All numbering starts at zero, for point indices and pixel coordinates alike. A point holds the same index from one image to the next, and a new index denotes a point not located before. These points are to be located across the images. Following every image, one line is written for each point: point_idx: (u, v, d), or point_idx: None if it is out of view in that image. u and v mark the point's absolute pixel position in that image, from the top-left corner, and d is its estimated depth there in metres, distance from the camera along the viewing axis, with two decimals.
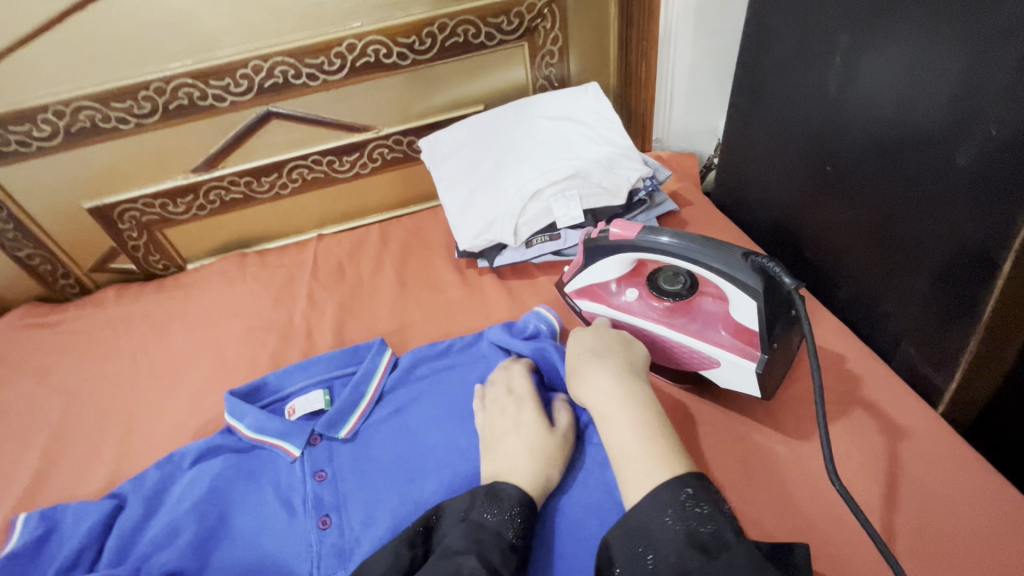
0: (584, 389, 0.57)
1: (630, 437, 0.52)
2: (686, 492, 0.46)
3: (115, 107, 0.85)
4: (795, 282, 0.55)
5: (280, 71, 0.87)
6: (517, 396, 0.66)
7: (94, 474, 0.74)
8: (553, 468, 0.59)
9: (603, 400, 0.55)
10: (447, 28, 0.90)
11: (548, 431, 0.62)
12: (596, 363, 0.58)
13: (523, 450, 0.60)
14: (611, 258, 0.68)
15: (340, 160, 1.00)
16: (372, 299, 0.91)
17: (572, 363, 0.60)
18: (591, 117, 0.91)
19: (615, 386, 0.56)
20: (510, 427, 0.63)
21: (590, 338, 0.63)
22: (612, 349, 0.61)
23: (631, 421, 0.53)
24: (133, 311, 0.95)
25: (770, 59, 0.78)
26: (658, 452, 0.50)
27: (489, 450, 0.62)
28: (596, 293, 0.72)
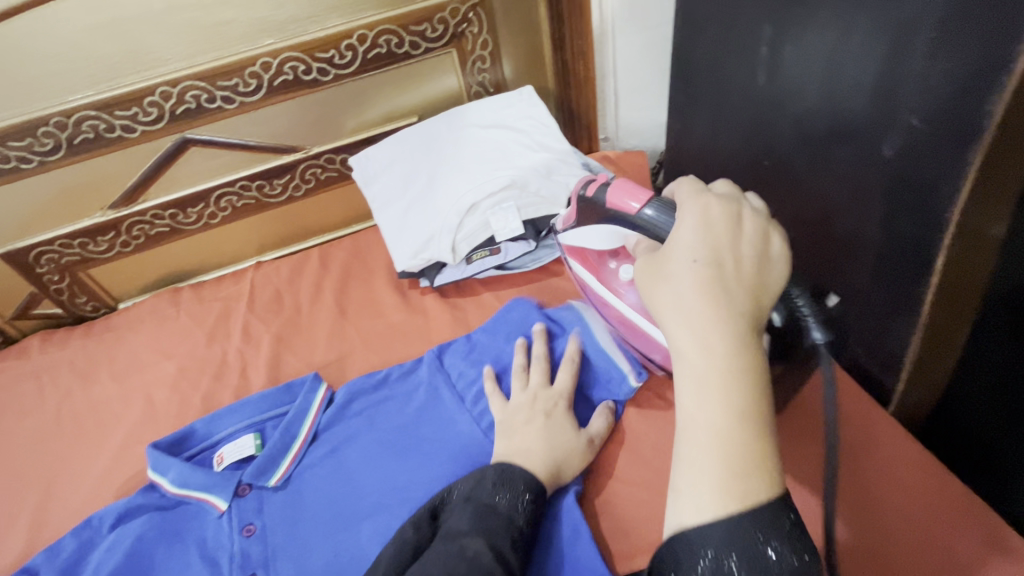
0: (684, 327, 0.40)
1: (729, 428, 0.37)
2: (790, 518, 0.36)
3: (14, 146, 0.79)
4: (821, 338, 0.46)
5: (191, 96, 0.82)
6: (555, 392, 0.63)
7: (10, 545, 0.68)
8: (569, 462, 0.58)
9: (712, 360, 0.38)
10: (367, 40, 0.86)
11: (574, 430, 0.60)
12: (718, 297, 0.39)
13: (544, 436, 0.58)
14: (602, 225, 0.62)
15: (271, 184, 0.95)
16: (310, 329, 0.86)
17: (681, 279, 0.41)
18: (525, 123, 0.88)
19: (729, 349, 0.39)
20: (536, 415, 0.61)
21: (719, 246, 0.42)
22: (740, 275, 0.41)
23: (735, 405, 0.38)
24: (59, 360, 0.90)
25: (701, 50, 0.75)
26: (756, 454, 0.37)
27: (509, 428, 0.60)
28: (588, 259, 0.68)
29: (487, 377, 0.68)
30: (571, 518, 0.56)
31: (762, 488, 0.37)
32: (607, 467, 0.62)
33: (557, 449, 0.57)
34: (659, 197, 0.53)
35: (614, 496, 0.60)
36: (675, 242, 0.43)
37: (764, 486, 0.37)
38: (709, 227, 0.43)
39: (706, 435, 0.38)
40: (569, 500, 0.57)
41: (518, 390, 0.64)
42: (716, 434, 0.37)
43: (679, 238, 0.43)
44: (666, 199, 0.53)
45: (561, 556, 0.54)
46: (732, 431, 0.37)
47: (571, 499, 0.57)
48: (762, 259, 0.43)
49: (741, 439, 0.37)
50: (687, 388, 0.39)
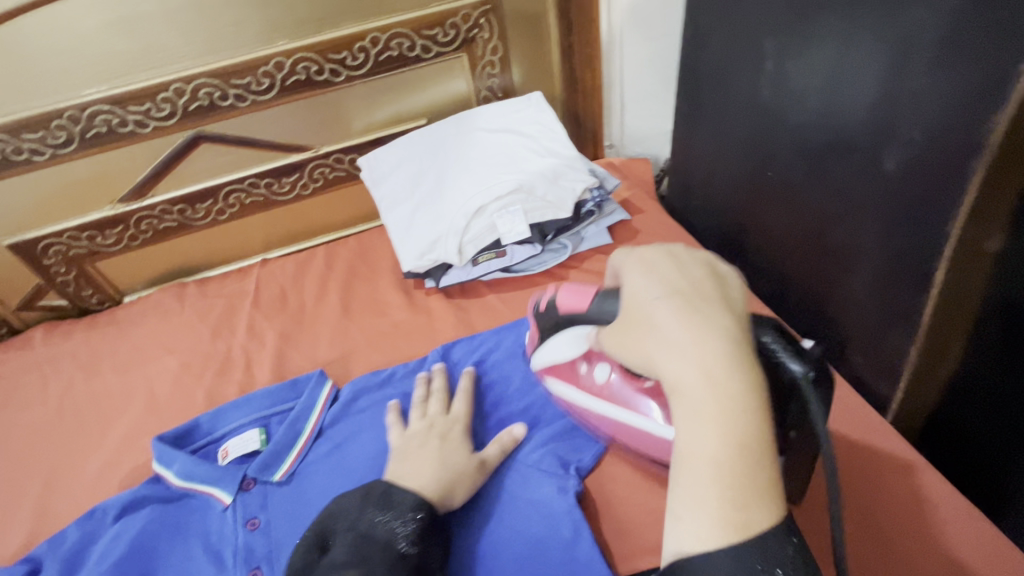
0: (672, 365, 0.39)
1: (727, 456, 0.36)
2: (792, 542, 0.36)
3: (27, 138, 0.80)
4: (798, 371, 0.41)
5: (204, 93, 0.83)
6: (452, 418, 0.65)
7: (10, 535, 0.68)
8: (460, 482, 0.58)
9: (702, 389, 0.37)
10: (379, 42, 0.87)
11: (466, 452, 0.61)
12: (692, 328, 0.39)
13: (434, 458, 0.59)
14: (565, 331, 0.58)
15: (279, 182, 0.96)
16: (315, 327, 0.87)
17: (654, 321, 0.40)
18: (533, 128, 0.89)
19: (721, 372, 0.37)
20: (431, 438, 0.62)
21: (674, 279, 0.42)
22: (705, 300, 0.40)
23: (733, 428, 0.36)
24: (63, 351, 0.90)
25: (707, 61, 0.77)
26: (756, 483, 0.36)
27: (399, 454, 0.60)
28: (561, 371, 0.61)
29: (428, 376, 0.71)
30: (571, 518, 0.56)
31: (764, 513, 0.36)
32: (609, 469, 0.62)
33: (446, 468, 0.58)
34: (603, 288, 0.52)
35: (616, 498, 0.60)
36: (630, 288, 0.44)
37: (762, 517, 0.36)
38: (655, 268, 0.43)
39: (703, 466, 0.37)
40: (565, 500, 0.58)
41: (416, 418, 0.66)
42: (715, 463, 0.36)
43: (633, 285, 0.44)
44: (609, 290, 0.50)
45: (560, 558, 0.54)
46: (728, 457, 0.36)
47: (569, 500, 0.58)
48: (722, 283, 0.43)
49: (740, 465, 0.36)
50: (687, 424, 0.38)
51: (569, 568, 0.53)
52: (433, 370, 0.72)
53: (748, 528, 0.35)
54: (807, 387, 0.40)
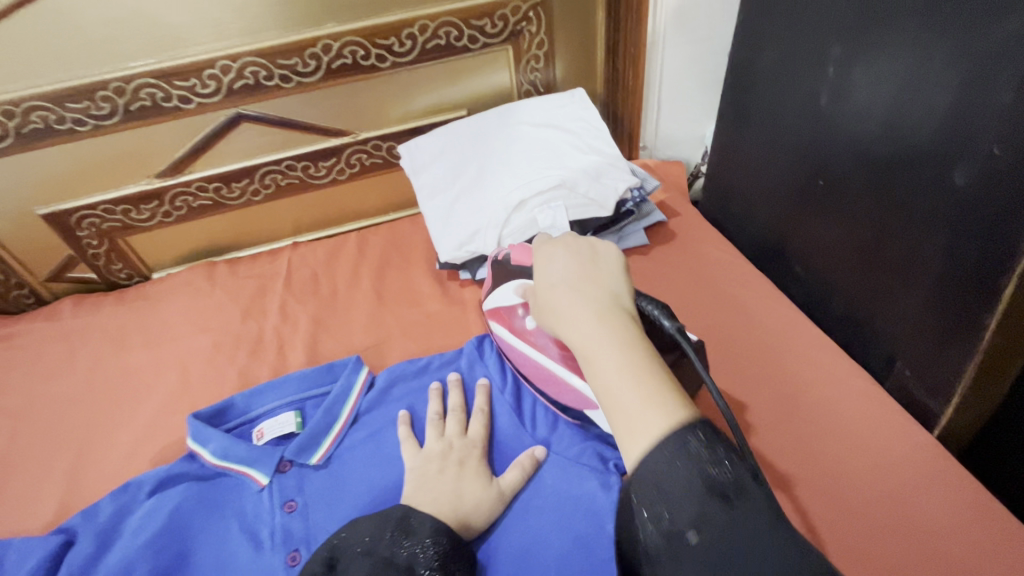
0: (568, 331, 0.48)
1: (615, 382, 0.43)
2: (696, 438, 0.38)
3: (71, 108, 0.79)
4: (671, 324, 0.51)
5: (250, 72, 0.83)
6: (469, 441, 0.63)
7: (40, 506, 0.68)
8: (479, 512, 0.56)
9: (587, 339, 0.46)
10: (428, 30, 0.87)
11: (486, 482, 0.59)
12: (574, 299, 0.49)
13: (451, 489, 0.57)
14: (513, 282, 0.68)
15: (316, 166, 0.95)
16: (348, 313, 0.86)
17: (549, 301, 0.51)
18: (577, 125, 0.88)
19: (597, 323, 0.46)
20: (448, 466, 0.60)
21: (559, 266, 0.53)
22: (590, 279, 0.51)
23: (618, 359, 0.43)
24: (92, 324, 0.90)
25: (761, 67, 0.77)
26: (645, 395, 0.41)
27: (414, 481, 0.58)
28: (503, 316, 0.68)
29: (454, 386, 0.69)
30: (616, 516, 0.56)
31: (659, 415, 0.40)
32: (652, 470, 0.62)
33: (463, 499, 0.56)
34: None
35: None
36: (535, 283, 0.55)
37: (660, 419, 0.40)
38: (549, 260, 0.54)
39: (605, 398, 0.43)
40: (608, 498, 0.56)
41: (433, 438, 0.63)
42: (607, 391, 0.43)
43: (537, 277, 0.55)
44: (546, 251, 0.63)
45: (602, 557, 0.53)
46: (617, 383, 0.43)
47: (612, 498, 0.57)
48: (600, 261, 0.53)
49: (629, 385, 0.42)
50: (587, 371, 0.46)
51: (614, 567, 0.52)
52: (450, 382, 0.70)
53: (647, 434, 0.39)
54: (678, 335, 0.50)
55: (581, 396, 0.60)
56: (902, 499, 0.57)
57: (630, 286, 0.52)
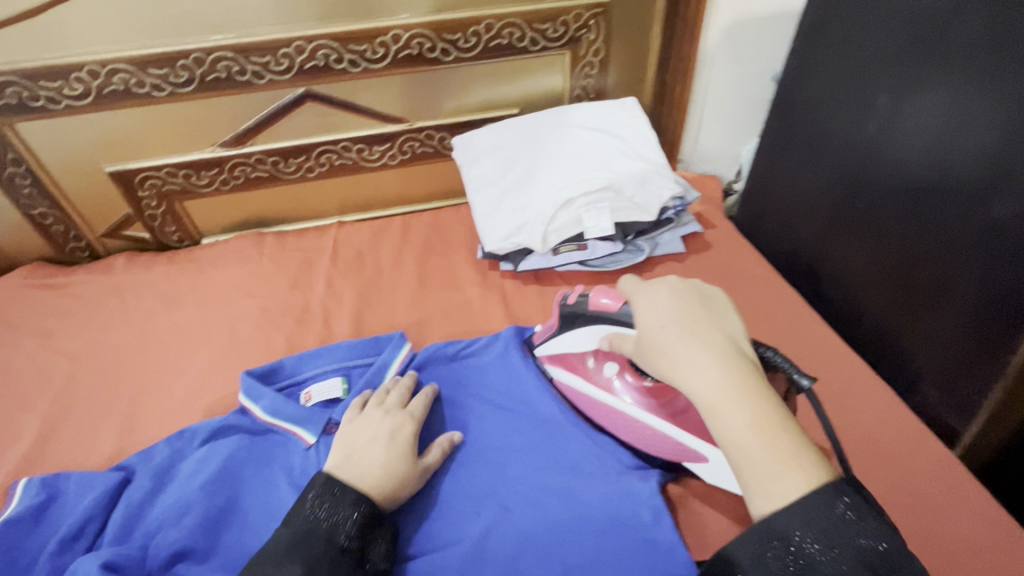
0: (690, 376, 0.49)
1: (747, 438, 0.46)
2: (844, 503, 0.43)
3: (151, 73, 0.83)
4: (803, 380, 0.54)
5: (321, 54, 0.87)
6: (407, 413, 0.65)
7: (97, 445, 0.72)
8: (402, 486, 0.59)
9: (712, 390, 0.48)
10: (492, 29, 0.90)
11: (411, 459, 0.61)
12: (692, 345, 0.50)
13: (380, 461, 0.59)
14: (587, 327, 0.67)
15: (370, 149, 0.99)
16: (392, 292, 0.90)
17: (661, 343, 0.52)
18: (627, 132, 0.92)
19: (722, 374, 0.48)
20: (380, 437, 0.61)
21: (670, 309, 0.54)
22: (701, 323, 0.53)
23: (751, 415, 0.46)
24: (145, 280, 0.94)
25: (809, 92, 0.80)
26: (785, 455, 0.45)
27: (346, 451, 0.60)
28: (571, 364, 0.70)
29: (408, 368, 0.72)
30: (650, 504, 0.59)
31: (797, 482, 0.44)
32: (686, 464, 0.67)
33: (388, 472, 0.59)
34: None
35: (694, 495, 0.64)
36: (641, 318, 0.55)
37: (801, 481, 0.44)
38: (656, 299, 0.55)
39: (736, 454, 0.46)
40: (648, 485, 0.60)
41: (372, 409, 0.65)
42: (738, 447, 0.46)
43: (645, 314, 0.55)
44: None
45: (637, 537, 0.57)
46: (749, 439, 0.46)
47: (649, 486, 0.60)
48: (707, 302, 0.55)
49: (761, 439, 0.46)
50: (711, 421, 0.48)
51: (648, 548, 0.56)
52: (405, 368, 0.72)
53: (785, 495, 0.43)
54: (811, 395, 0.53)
55: (679, 446, 0.61)
56: (918, 509, 0.60)
57: (739, 326, 0.54)
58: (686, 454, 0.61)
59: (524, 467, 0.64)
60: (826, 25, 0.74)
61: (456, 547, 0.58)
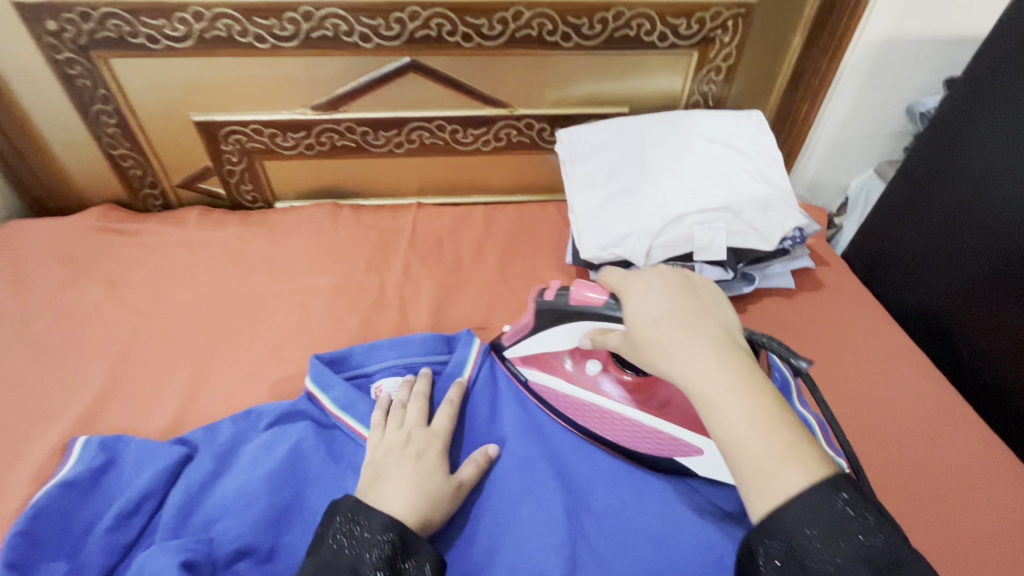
0: (683, 368, 0.44)
1: (744, 434, 0.40)
2: (842, 497, 0.37)
3: (257, 23, 0.78)
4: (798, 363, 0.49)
5: (435, 23, 0.80)
6: (431, 433, 0.59)
7: (160, 409, 0.68)
8: (439, 510, 0.53)
9: (708, 382, 0.43)
10: (621, 18, 0.83)
11: (445, 476, 0.55)
12: (687, 337, 0.45)
13: (410, 480, 0.53)
14: (564, 325, 0.62)
15: (465, 132, 0.93)
16: (471, 286, 0.84)
17: (651, 334, 0.47)
18: (752, 148, 0.83)
19: (719, 365, 0.43)
20: (407, 456, 0.56)
21: (665, 299, 0.49)
22: (698, 314, 0.47)
23: (747, 408, 0.41)
24: (215, 238, 0.89)
25: (980, 136, 0.73)
26: (784, 448, 0.39)
27: (373, 477, 0.53)
28: (547, 363, 0.67)
29: (456, 384, 0.65)
30: None
31: (798, 475, 0.38)
32: None
33: (424, 494, 0.52)
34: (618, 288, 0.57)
35: None
36: (630, 311, 0.50)
37: (801, 475, 0.38)
38: (648, 290, 0.50)
39: (732, 451, 0.41)
40: None
41: (393, 427, 0.59)
42: (737, 444, 0.40)
43: (637, 304, 0.50)
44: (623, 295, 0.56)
45: None
46: (749, 436, 0.40)
47: None
48: (701, 294, 0.50)
49: (762, 437, 0.40)
50: (705, 417, 0.43)
51: None
52: (419, 374, 0.65)
53: (785, 491, 0.38)
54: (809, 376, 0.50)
55: (671, 439, 0.61)
56: None
57: (733, 313, 0.50)
58: (679, 448, 0.61)
59: (608, 513, 0.58)
60: (1007, 70, 0.69)
61: None
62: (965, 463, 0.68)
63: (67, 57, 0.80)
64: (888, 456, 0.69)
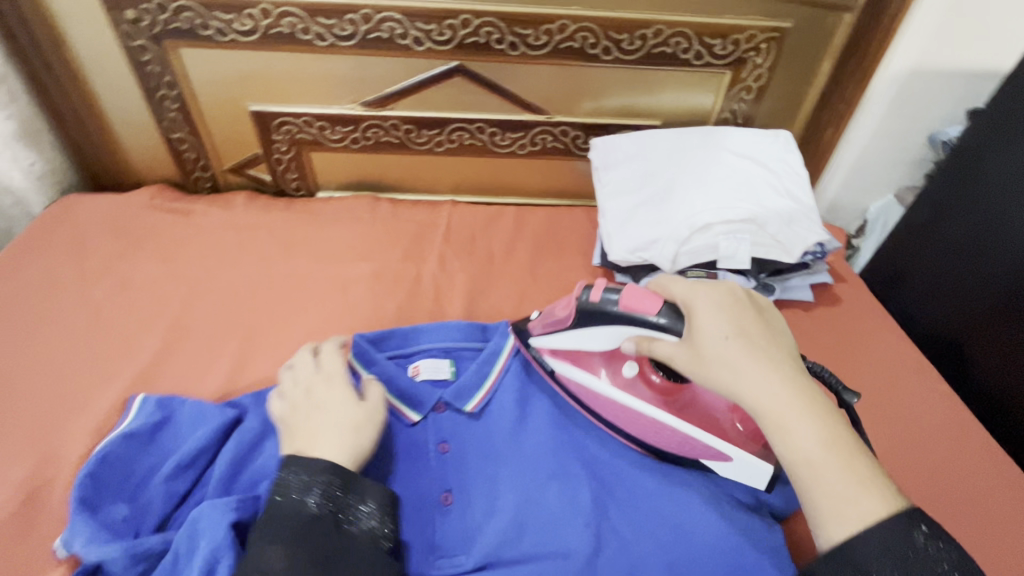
0: (757, 391, 0.48)
1: (819, 457, 0.45)
2: (921, 530, 0.41)
3: (320, 22, 0.83)
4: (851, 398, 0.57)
5: (484, 31, 0.85)
6: (325, 377, 0.63)
7: (211, 376, 0.73)
8: (366, 432, 0.58)
9: (783, 405, 0.47)
10: (660, 35, 0.87)
11: (350, 403, 0.60)
12: (761, 362, 0.49)
13: (324, 422, 0.58)
14: (608, 327, 0.63)
15: (503, 135, 0.98)
16: (503, 281, 0.89)
17: (723, 354, 0.50)
18: (779, 165, 0.87)
19: (792, 391, 0.48)
20: (309, 406, 0.60)
21: (732, 320, 0.53)
22: (764, 338, 0.52)
23: (821, 434, 0.46)
24: (261, 222, 0.94)
25: (1002, 167, 0.76)
26: (860, 475, 0.44)
27: (287, 432, 0.58)
28: (580, 358, 0.68)
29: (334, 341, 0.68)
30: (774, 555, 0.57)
31: (877, 501, 0.43)
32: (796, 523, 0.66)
33: (340, 428, 0.57)
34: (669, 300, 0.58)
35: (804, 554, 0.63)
36: (696, 326, 0.53)
37: (877, 501, 0.43)
38: (715, 310, 0.54)
39: (806, 472, 0.45)
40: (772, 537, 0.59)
41: (289, 389, 0.62)
42: (809, 464, 0.45)
43: (702, 321, 0.53)
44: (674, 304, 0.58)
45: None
46: (821, 458, 0.45)
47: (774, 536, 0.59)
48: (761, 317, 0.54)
49: (836, 462, 0.45)
50: (777, 438, 0.47)
51: None
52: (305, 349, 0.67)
53: (864, 515, 0.42)
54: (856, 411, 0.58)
55: (698, 445, 0.62)
56: None
57: (790, 337, 0.54)
58: (706, 453, 0.62)
59: (630, 499, 0.61)
60: None
61: (568, 560, 0.57)
62: (973, 476, 0.71)
63: (140, 44, 0.86)
64: (899, 463, 0.72)
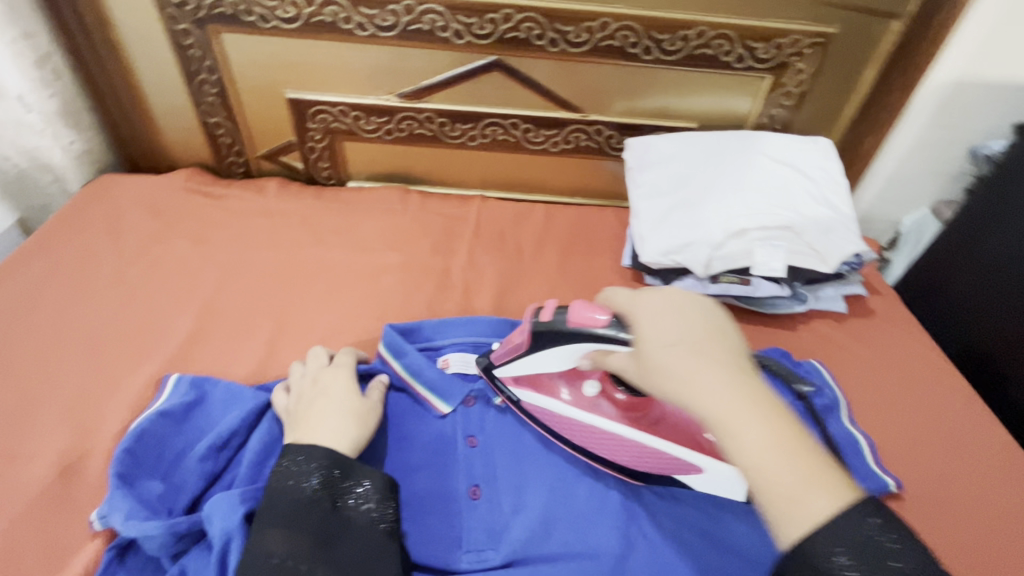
0: (696, 395, 0.43)
1: (765, 461, 0.41)
2: (873, 522, 0.38)
3: (362, 12, 0.84)
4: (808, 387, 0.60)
5: (525, 26, 0.85)
6: (333, 370, 0.64)
7: (242, 359, 0.73)
8: (366, 424, 0.60)
9: (724, 407, 0.42)
10: (703, 37, 0.86)
11: (354, 395, 0.61)
12: (699, 362, 0.44)
13: (326, 410, 0.59)
14: (561, 347, 0.60)
15: (537, 131, 0.97)
16: (532, 278, 0.88)
17: (663, 360, 0.46)
18: (818, 173, 0.86)
19: (732, 390, 0.43)
20: (312, 395, 0.61)
21: (674, 323, 0.48)
22: (706, 336, 0.46)
23: (763, 435, 0.41)
24: (293, 209, 0.95)
25: None
26: (806, 474, 0.40)
27: (291, 422, 0.58)
28: (539, 382, 0.65)
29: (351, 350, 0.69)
30: None
31: (826, 502, 0.39)
32: None
33: (345, 416, 0.58)
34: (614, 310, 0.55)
35: None
36: (642, 334, 0.49)
37: (826, 502, 0.39)
38: (658, 316, 0.49)
39: (754, 478, 0.41)
40: None
41: (296, 382, 0.63)
42: (755, 471, 0.41)
43: (647, 328, 0.49)
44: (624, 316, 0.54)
45: None
46: (764, 461, 0.41)
47: None
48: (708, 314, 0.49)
49: (783, 466, 0.40)
50: (724, 444, 0.43)
51: None
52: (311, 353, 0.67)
53: (812, 519, 0.38)
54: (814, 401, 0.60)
55: (671, 459, 0.60)
56: None
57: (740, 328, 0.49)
58: (682, 468, 0.60)
59: (660, 503, 0.61)
60: None
61: (597, 561, 0.56)
62: (1010, 497, 0.69)
63: (184, 27, 0.86)
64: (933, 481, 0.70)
